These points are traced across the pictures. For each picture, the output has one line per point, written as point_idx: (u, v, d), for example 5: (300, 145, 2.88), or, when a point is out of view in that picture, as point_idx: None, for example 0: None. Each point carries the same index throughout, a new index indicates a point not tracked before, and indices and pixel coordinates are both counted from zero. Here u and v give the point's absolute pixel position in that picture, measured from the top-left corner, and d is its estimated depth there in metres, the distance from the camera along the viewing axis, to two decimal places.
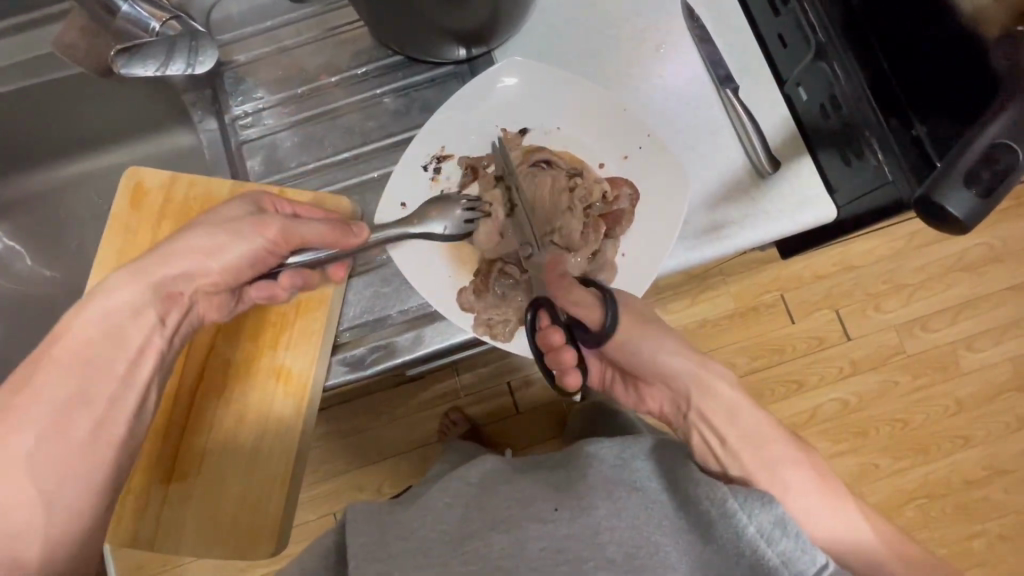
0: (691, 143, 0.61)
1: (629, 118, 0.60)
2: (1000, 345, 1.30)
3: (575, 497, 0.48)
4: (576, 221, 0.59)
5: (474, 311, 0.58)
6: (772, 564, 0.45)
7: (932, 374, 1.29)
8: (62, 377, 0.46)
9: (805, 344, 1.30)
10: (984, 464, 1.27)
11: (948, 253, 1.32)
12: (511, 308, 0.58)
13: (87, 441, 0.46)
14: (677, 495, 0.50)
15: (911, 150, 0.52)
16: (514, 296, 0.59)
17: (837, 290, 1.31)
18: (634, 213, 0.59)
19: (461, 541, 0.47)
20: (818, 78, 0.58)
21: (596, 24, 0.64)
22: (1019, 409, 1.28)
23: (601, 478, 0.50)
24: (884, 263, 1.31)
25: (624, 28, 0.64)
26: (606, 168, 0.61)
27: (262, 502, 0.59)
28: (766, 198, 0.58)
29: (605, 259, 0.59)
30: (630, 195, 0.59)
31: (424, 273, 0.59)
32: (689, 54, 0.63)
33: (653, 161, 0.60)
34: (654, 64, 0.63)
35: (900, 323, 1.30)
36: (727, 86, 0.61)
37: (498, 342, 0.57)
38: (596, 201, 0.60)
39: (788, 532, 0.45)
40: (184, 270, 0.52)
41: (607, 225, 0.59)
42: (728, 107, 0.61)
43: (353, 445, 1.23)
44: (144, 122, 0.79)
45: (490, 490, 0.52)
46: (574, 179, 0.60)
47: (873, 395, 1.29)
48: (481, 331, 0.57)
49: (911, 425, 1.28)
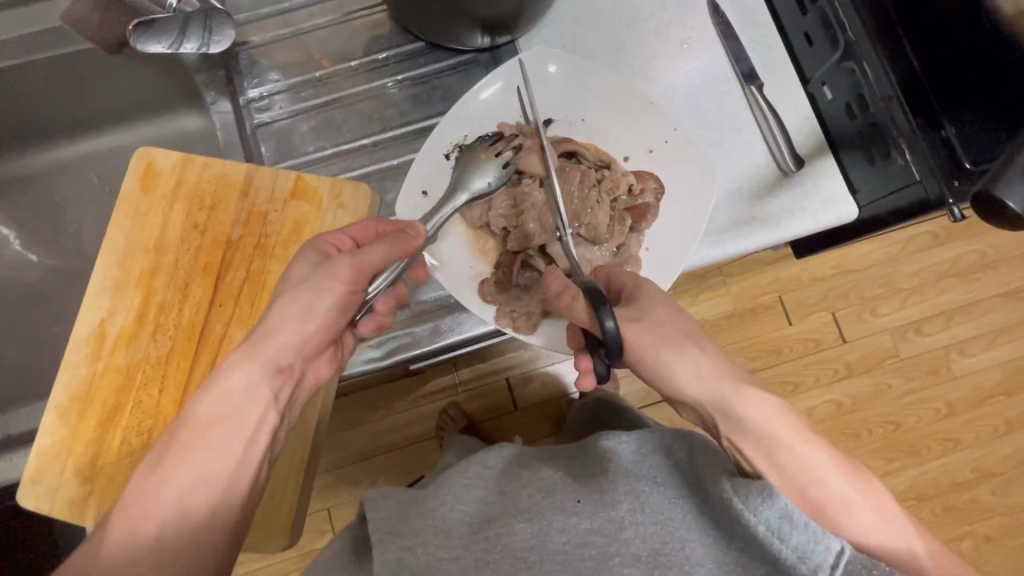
0: (716, 139, 0.62)
1: (656, 112, 0.61)
2: (990, 350, 1.32)
3: (599, 489, 0.47)
4: (604, 215, 0.60)
5: (496, 303, 0.60)
6: (788, 562, 0.40)
7: (924, 378, 1.31)
8: (190, 461, 0.45)
9: (802, 345, 1.31)
10: (973, 466, 1.29)
11: (944, 258, 1.34)
12: (536, 300, 0.60)
13: (202, 524, 0.44)
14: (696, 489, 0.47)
15: (941, 151, 0.51)
16: (538, 288, 0.60)
17: (835, 292, 1.32)
18: (659, 207, 0.61)
19: (481, 527, 0.46)
20: (846, 77, 0.58)
21: (621, 17, 0.63)
22: (1007, 413, 1.31)
23: (621, 472, 0.49)
24: (881, 267, 1.33)
25: (649, 21, 0.63)
26: (631, 160, 0.62)
27: (279, 491, 0.58)
28: (794, 197, 0.59)
29: (629, 252, 0.61)
30: (655, 189, 0.61)
31: (449, 264, 0.61)
32: (714, 50, 0.63)
33: (679, 156, 0.61)
34: (678, 59, 0.63)
35: (895, 327, 1.32)
36: (751, 82, 0.61)
37: (520, 334, 0.59)
38: (622, 194, 0.61)
39: (797, 523, 0.39)
40: (289, 340, 0.50)
41: (632, 219, 0.61)
42: (753, 104, 0.61)
43: (350, 438, 1.22)
44: (149, 103, 0.77)
45: (512, 475, 0.52)
46: (601, 172, 0.61)
47: (867, 397, 1.30)
48: (504, 323, 0.59)
49: (903, 428, 1.29)
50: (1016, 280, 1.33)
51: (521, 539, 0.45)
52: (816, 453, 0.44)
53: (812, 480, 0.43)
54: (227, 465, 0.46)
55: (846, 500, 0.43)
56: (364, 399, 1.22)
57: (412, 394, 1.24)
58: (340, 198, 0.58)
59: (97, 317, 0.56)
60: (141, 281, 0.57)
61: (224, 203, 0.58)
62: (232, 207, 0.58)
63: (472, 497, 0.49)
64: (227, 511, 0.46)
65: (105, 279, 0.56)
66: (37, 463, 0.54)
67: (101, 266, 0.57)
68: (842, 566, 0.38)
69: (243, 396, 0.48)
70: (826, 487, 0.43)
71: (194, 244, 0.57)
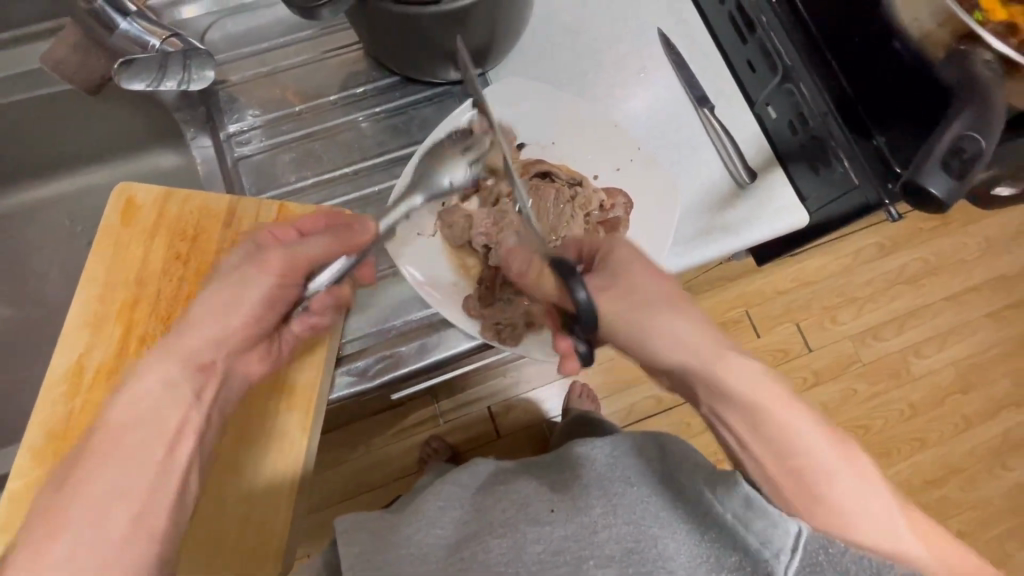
0: (676, 157, 0.67)
1: (620, 135, 0.66)
2: (942, 351, 1.40)
3: (576, 492, 0.49)
4: (579, 227, 0.62)
5: (480, 317, 0.62)
6: (754, 546, 0.41)
7: (886, 381, 1.38)
8: (101, 470, 0.41)
9: (771, 357, 1.37)
10: (941, 464, 1.35)
11: (891, 267, 1.43)
12: (519, 311, 0.61)
13: (127, 536, 0.41)
14: (671, 489, 0.49)
15: (875, 157, 0.58)
16: (522, 300, 0.61)
17: (796, 304, 1.39)
18: (630, 221, 0.64)
19: (457, 547, 0.46)
20: (786, 99, 0.64)
21: (581, 50, 0.69)
22: (964, 409, 1.38)
23: (593, 478, 0.51)
24: (835, 278, 1.41)
25: (609, 54, 0.69)
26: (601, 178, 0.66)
27: (266, 525, 0.56)
28: (748, 210, 0.64)
29: None
30: (625, 204, 0.64)
31: (432, 282, 0.63)
32: (670, 77, 0.69)
33: (645, 173, 0.65)
34: (637, 87, 0.69)
35: (854, 334, 1.39)
36: (704, 106, 0.67)
37: (506, 346, 0.61)
38: (594, 209, 0.64)
39: (764, 509, 0.41)
40: (209, 336, 0.50)
41: (606, 231, 0.64)
42: (707, 125, 0.67)
43: (331, 479, 1.19)
44: (123, 144, 0.78)
45: (490, 492, 0.53)
46: (575, 189, 0.64)
47: (836, 403, 1.36)
48: (489, 335, 0.61)
49: (872, 430, 1.35)
50: (960, 284, 1.43)
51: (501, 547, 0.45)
52: (805, 432, 0.44)
53: (795, 454, 0.43)
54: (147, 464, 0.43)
55: (828, 470, 0.43)
56: (342, 439, 1.19)
57: (392, 430, 1.21)
58: None
59: (75, 352, 0.55)
60: (121, 313, 0.56)
61: (201, 236, 0.59)
62: (215, 237, 0.59)
63: (446, 521, 0.50)
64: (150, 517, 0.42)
65: (84, 312, 0.56)
66: (5, 511, 0.51)
67: (79, 301, 0.56)
68: (801, 548, 0.40)
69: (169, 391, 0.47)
70: (809, 462, 0.43)
71: (176, 274, 0.58)
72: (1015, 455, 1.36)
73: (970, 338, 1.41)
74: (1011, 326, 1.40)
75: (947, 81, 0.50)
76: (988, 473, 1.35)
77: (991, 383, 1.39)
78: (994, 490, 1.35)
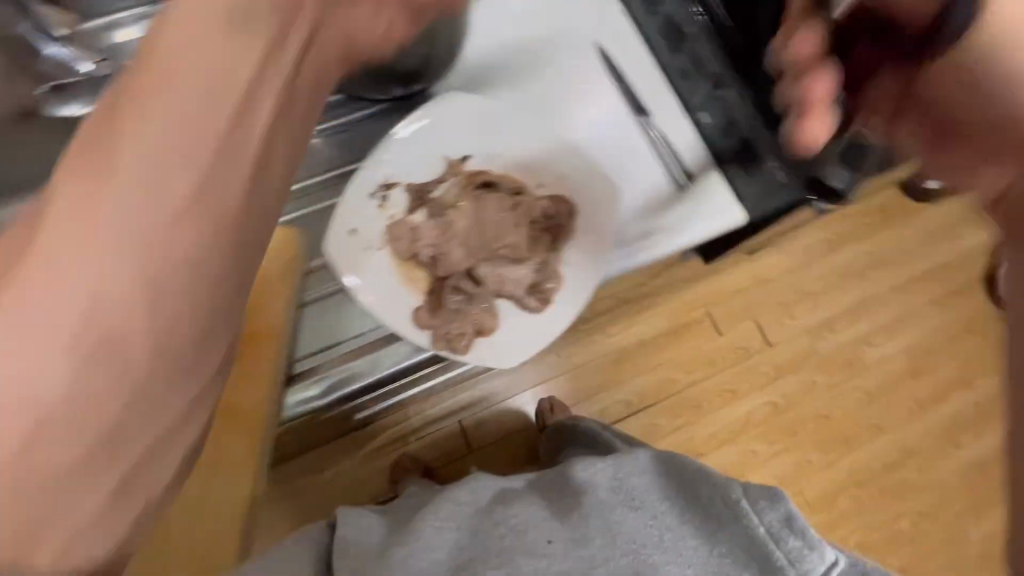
0: (619, 163, 0.73)
1: (566, 146, 0.73)
2: (892, 338, 1.45)
3: (600, 507, 0.68)
4: (522, 236, 0.72)
5: (432, 328, 0.68)
6: (779, 562, 0.60)
7: (841, 372, 1.43)
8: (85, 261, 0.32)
9: (733, 355, 1.40)
10: (897, 447, 1.40)
11: (842, 259, 1.46)
12: (462, 321, 0.68)
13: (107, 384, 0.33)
14: (680, 502, 0.68)
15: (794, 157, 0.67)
16: (467, 308, 0.69)
17: (753, 303, 1.42)
18: (576, 225, 0.72)
19: (457, 570, 0.64)
20: (717, 105, 0.70)
21: (524, 67, 0.74)
22: (914, 393, 1.44)
23: (595, 504, 0.68)
24: (790, 275, 1.44)
25: (551, 68, 0.73)
26: (542, 185, 0.73)
27: (218, 532, 0.65)
28: (683, 211, 0.69)
29: (552, 267, 0.71)
30: (569, 210, 0.72)
31: (386, 291, 0.69)
32: (609, 92, 0.73)
33: (586, 179, 0.73)
34: (580, 99, 0.73)
35: (809, 328, 1.44)
36: (643, 116, 0.72)
37: (457, 353, 0.67)
38: (539, 216, 0.72)
39: (793, 531, 0.61)
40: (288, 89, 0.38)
41: (550, 238, 0.72)
42: (646, 134, 0.73)
43: (295, 506, 1.15)
44: (36, 175, 0.73)
45: (491, 514, 0.70)
46: (517, 197, 0.73)
47: (797, 395, 1.40)
48: (442, 344, 0.67)
49: (834, 420, 1.41)
50: (910, 270, 1.47)
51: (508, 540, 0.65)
52: None
53: None
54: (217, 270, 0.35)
55: None
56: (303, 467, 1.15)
57: (357, 455, 1.18)
58: (270, 252, 0.70)
59: None
60: None
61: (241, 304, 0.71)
62: None
63: (444, 543, 0.66)
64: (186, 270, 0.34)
65: None
66: None
67: None
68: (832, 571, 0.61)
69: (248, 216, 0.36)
70: None
71: None
72: (965, 433, 1.42)
73: (917, 325, 1.46)
74: (954, 311, 1.45)
75: None
76: (940, 451, 1.41)
77: (938, 366, 1.45)
78: (949, 468, 1.41)
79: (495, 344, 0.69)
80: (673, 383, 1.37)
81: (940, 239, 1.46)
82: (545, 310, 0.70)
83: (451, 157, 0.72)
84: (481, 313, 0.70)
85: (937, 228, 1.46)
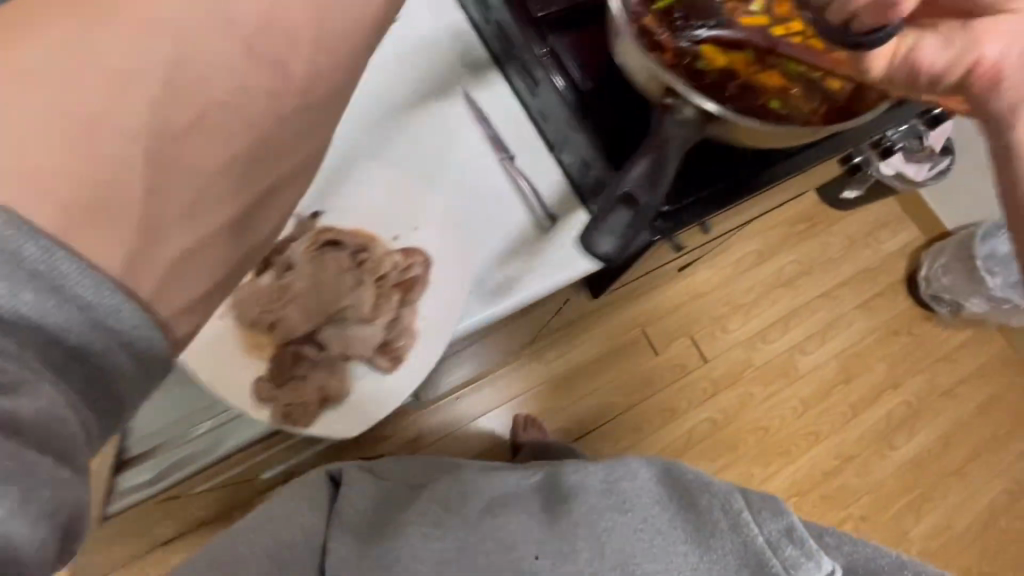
0: (475, 208, 0.64)
1: (414, 195, 0.63)
2: (824, 345, 1.39)
3: (587, 515, 0.55)
4: (369, 294, 0.61)
5: (270, 401, 0.58)
6: (774, 571, 0.49)
7: (777, 382, 1.36)
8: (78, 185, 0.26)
9: (670, 372, 1.33)
10: (837, 454, 1.34)
11: (770, 271, 1.40)
12: (311, 391, 0.59)
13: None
14: (678, 502, 0.56)
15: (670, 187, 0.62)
16: (314, 376, 0.60)
17: (689, 317, 1.36)
18: (429, 280, 0.61)
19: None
20: (576, 143, 0.62)
21: (378, 116, 0.64)
22: (851, 398, 1.37)
23: (587, 510, 0.55)
24: (721, 289, 1.38)
25: (403, 105, 0.65)
26: (398, 238, 0.62)
27: None
28: (553, 264, 0.63)
29: (404, 325, 0.60)
30: (422, 262, 0.61)
31: (222, 362, 0.57)
32: (468, 130, 0.66)
33: (442, 231, 0.63)
34: (440, 135, 0.65)
35: (743, 339, 1.37)
36: (504, 155, 0.65)
37: (297, 428, 0.59)
38: (388, 272, 0.61)
39: (794, 540, 0.49)
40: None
41: (399, 294, 0.61)
42: (509, 175, 0.65)
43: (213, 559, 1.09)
44: None
45: (476, 525, 0.56)
46: (361, 255, 0.61)
47: (735, 408, 1.34)
48: (278, 418, 0.58)
49: (771, 431, 1.34)
50: (845, 271, 1.42)
51: (483, 548, 0.53)
52: None
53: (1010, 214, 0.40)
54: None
55: None
56: (226, 524, 1.06)
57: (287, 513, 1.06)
58: None
59: None
60: None
61: None
62: None
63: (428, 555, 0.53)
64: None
65: None
66: None
67: None
68: None
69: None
70: None
71: None
72: (898, 434, 1.36)
73: (845, 331, 1.39)
74: (879, 316, 1.40)
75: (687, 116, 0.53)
76: (878, 455, 1.35)
77: (870, 372, 1.38)
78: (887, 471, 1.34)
79: (351, 404, 0.61)
80: (610, 407, 1.30)
81: (861, 247, 1.42)
82: (397, 371, 0.61)
83: (303, 214, 0.61)
84: (332, 377, 0.61)
85: (858, 236, 1.43)
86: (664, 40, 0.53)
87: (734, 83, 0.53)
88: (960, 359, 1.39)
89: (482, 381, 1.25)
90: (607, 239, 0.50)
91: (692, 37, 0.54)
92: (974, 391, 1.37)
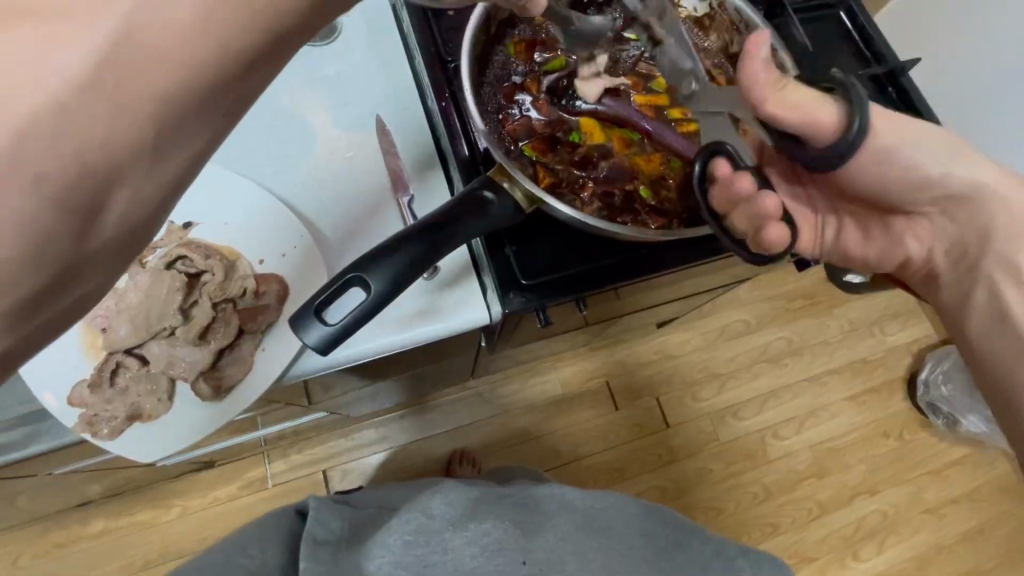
0: (349, 245, 0.51)
1: (280, 214, 0.49)
2: (801, 432, 1.24)
3: (574, 532, 0.54)
4: (204, 315, 0.44)
5: (83, 406, 0.42)
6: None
7: (742, 462, 1.21)
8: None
9: (626, 431, 1.20)
10: (791, 552, 1.17)
11: (755, 345, 1.29)
12: (130, 404, 0.43)
13: None
14: (669, 524, 0.59)
15: (562, 260, 0.47)
16: (142, 392, 0.44)
17: (657, 378, 1.24)
18: (281, 313, 0.46)
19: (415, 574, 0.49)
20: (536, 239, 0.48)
21: (289, 134, 0.54)
22: (820, 495, 1.21)
23: (577, 515, 0.56)
24: (700, 353, 1.27)
25: (312, 123, 0.54)
26: (265, 263, 0.48)
27: None
28: (402, 319, 0.48)
29: (241, 354, 0.45)
30: (276, 294, 0.46)
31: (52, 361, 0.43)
32: (371, 157, 0.54)
33: (311, 264, 0.48)
34: (337, 162, 0.53)
35: (713, 411, 1.24)
36: (401, 193, 0.52)
37: (100, 441, 0.42)
38: (237, 297, 0.46)
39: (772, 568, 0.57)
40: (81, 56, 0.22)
41: (241, 319, 0.45)
42: (403, 215, 0.52)
43: (107, 542, 1.03)
44: None
45: (478, 514, 0.53)
46: (205, 272, 0.46)
47: (689, 483, 1.18)
48: (81, 427, 0.42)
49: (725, 514, 1.17)
50: (838, 358, 1.30)
51: (470, 555, 0.51)
52: None
53: None
54: (35, 119, 0.20)
55: None
56: (136, 500, 1.04)
57: (218, 493, 1.07)
58: None
59: None
60: None
61: None
62: None
63: (402, 540, 0.51)
64: (21, 177, 0.20)
65: None
66: None
67: None
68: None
69: (111, 70, 0.21)
70: None
71: None
72: (866, 544, 1.19)
73: (828, 421, 1.26)
74: (866, 413, 1.27)
75: (558, 215, 0.41)
76: (840, 564, 1.18)
77: (847, 471, 1.23)
78: None
79: (160, 431, 0.44)
80: (554, 456, 1.17)
81: (862, 335, 1.32)
82: (223, 399, 0.44)
83: (173, 222, 0.48)
84: (155, 398, 0.44)
85: (861, 323, 1.32)
86: (533, 112, 0.47)
87: (607, 164, 0.47)
88: (951, 475, 1.25)
89: (427, 405, 1.16)
90: (319, 329, 0.38)
91: (568, 109, 0.47)
92: (960, 514, 1.23)
